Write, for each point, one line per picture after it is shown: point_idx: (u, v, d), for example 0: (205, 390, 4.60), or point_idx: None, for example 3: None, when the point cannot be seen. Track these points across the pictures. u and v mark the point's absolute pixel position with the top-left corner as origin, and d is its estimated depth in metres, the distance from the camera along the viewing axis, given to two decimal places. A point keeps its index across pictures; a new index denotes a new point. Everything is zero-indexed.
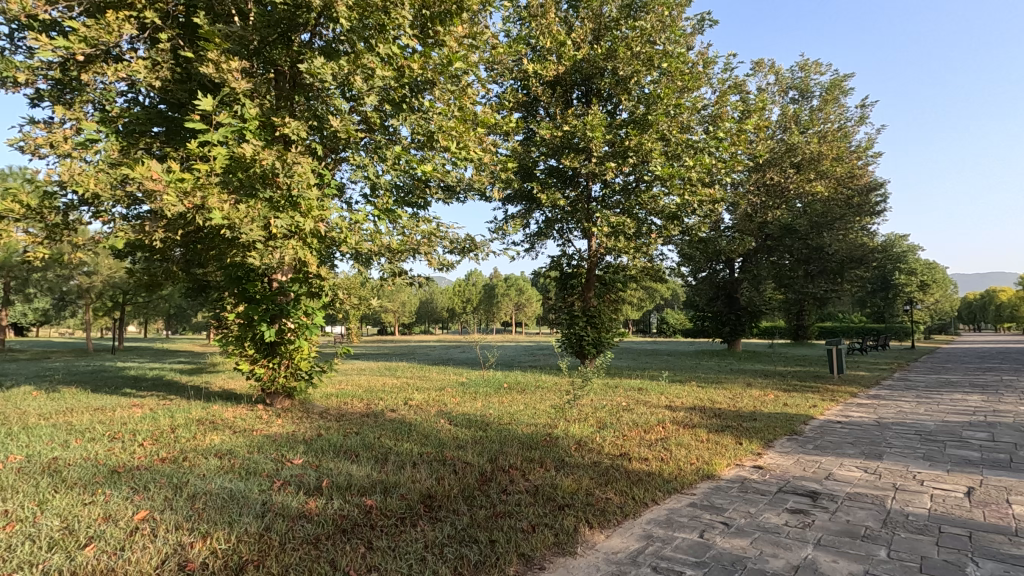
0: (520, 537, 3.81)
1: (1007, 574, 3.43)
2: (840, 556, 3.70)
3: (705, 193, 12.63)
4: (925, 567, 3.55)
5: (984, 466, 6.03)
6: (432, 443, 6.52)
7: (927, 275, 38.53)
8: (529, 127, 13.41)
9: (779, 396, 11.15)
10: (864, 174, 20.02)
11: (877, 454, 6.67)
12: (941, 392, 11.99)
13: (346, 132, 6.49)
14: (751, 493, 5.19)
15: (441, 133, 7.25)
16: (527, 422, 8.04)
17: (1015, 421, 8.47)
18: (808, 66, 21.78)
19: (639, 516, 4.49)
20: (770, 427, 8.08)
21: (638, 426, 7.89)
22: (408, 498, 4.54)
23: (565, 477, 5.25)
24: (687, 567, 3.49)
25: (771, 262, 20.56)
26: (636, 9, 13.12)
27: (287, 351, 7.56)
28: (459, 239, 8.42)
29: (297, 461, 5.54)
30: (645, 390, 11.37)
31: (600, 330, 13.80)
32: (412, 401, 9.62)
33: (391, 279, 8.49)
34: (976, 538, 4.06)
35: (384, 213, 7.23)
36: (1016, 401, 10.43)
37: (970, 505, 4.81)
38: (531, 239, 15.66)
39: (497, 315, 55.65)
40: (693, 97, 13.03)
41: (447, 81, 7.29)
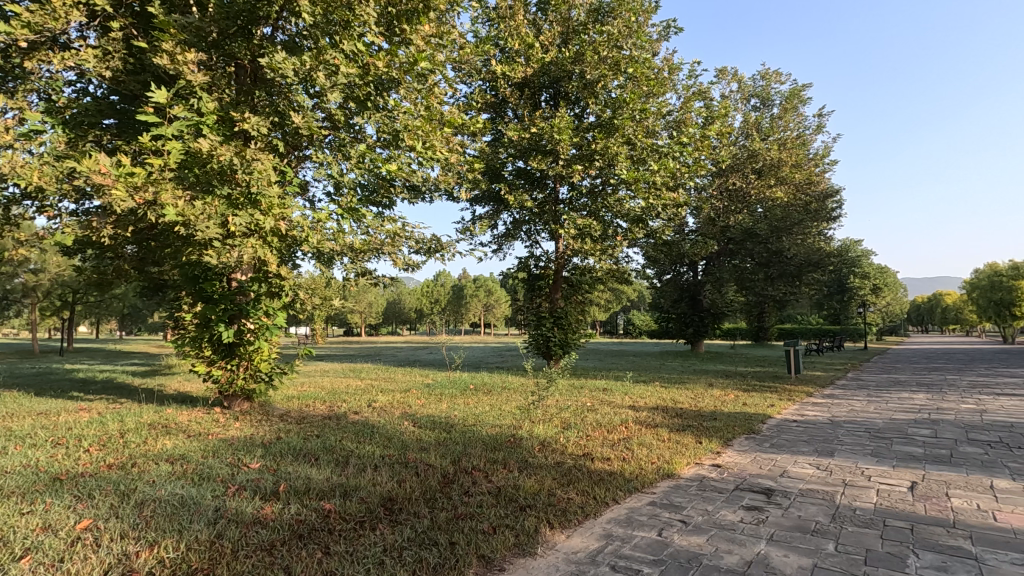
0: (481, 539, 3.80)
1: (944, 565, 3.58)
2: (791, 551, 3.80)
3: (669, 196, 12.87)
4: (870, 559, 3.68)
5: (927, 462, 6.31)
6: (395, 446, 6.43)
7: (879, 278, 40.26)
8: (497, 128, 13.41)
9: (739, 396, 11.41)
10: (821, 181, 20.74)
11: (829, 451, 6.92)
12: (891, 391, 12.48)
13: (308, 129, 6.34)
14: (709, 491, 5.30)
15: (407, 132, 7.15)
16: (493, 423, 8.03)
17: (957, 418, 8.90)
18: (769, 75, 22.45)
19: (600, 515, 4.52)
20: (729, 426, 8.28)
21: (601, 426, 7.97)
22: (369, 501, 4.47)
23: (527, 477, 5.27)
24: (645, 565, 3.53)
25: (733, 265, 21.06)
26: (604, 14, 13.23)
27: (246, 352, 7.34)
28: (425, 239, 8.36)
29: (254, 466, 5.38)
30: (610, 391, 11.51)
31: (567, 331, 13.88)
32: (376, 403, 9.49)
33: (356, 279, 8.36)
34: (918, 530, 4.24)
35: (348, 212, 7.09)
36: (958, 400, 10.96)
37: (912, 499, 5.03)
38: (499, 241, 15.68)
39: (466, 316, 55.51)
40: (659, 103, 13.26)
41: (413, 81, 7.23)
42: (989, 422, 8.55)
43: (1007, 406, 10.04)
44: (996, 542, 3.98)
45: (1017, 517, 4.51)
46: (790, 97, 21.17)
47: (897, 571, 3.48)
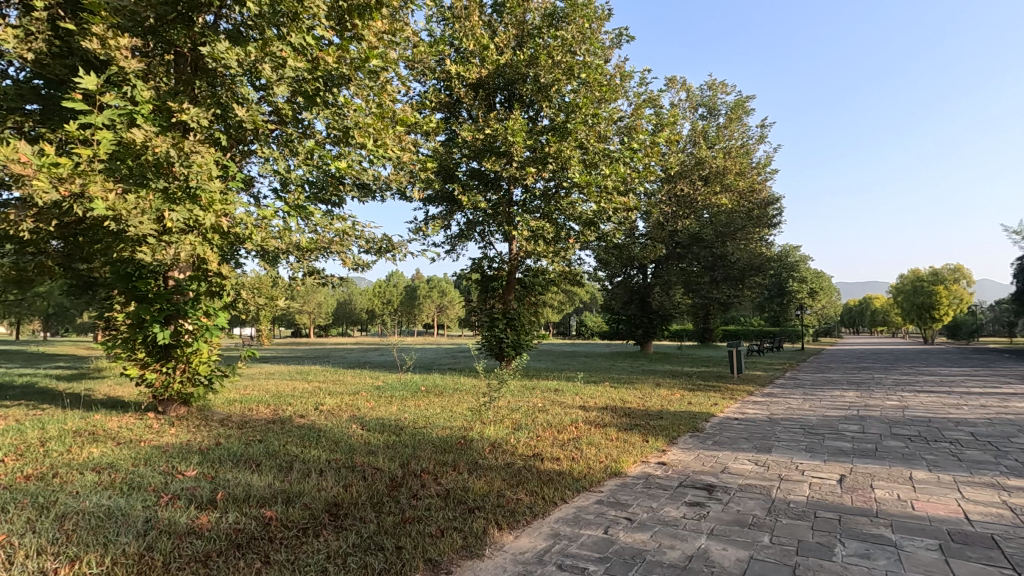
0: (428, 542, 3.76)
1: (868, 552, 3.81)
2: (729, 544, 3.95)
3: (620, 201, 13.16)
4: (801, 549, 3.87)
5: (855, 456, 6.70)
6: (341, 450, 6.27)
7: (815, 282, 42.45)
8: (452, 128, 13.32)
9: (685, 395, 11.74)
10: (763, 189, 21.69)
11: (767, 447, 7.23)
12: (824, 390, 13.18)
13: (253, 122, 6.10)
14: (654, 488, 5.44)
15: (358, 129, 7.00)
16: (443, 425, 7.95)
17: (882, 415, 9.49)
18: (716, 86, 23.31)
19: (548, 515, 4.55)
20: (675, 425, 8.52)
21: (552, 426, 8.05)
22: (312, 507, 4.34)
23: (477, 479, 5.25)
24: (591, 563, 3.58)
25: (680, 269, 21.69)
26: (558, 19, 13.39)
27: (184, 354, 6.97)
28: (375, 239, 8.21)
29: (189, 474, 5.13)
30: (561, 391, 11.64)
31: (519, 332, 13.95)
32: (323, 406, 9.24)
33: (304, 278, 8.12)
34: (845, 520, 4.49)
35: (295, 209, 6.88)
36: (883, 397, 11.68)
37: (841, 491, 5.32)
38: (452, 242, 15.58)
39: (419, 317, 54.86)
40: (611, 109, 13.53)
41: (365, 77, 7.08)
42: (910, 417, 9.16)
43: (925, 403, 10.78)
44: (914, 530, 4.26)
45: (932, 505, 4.84)
46: (735, 107, 22.05)
47: (825, 560, 3.67)
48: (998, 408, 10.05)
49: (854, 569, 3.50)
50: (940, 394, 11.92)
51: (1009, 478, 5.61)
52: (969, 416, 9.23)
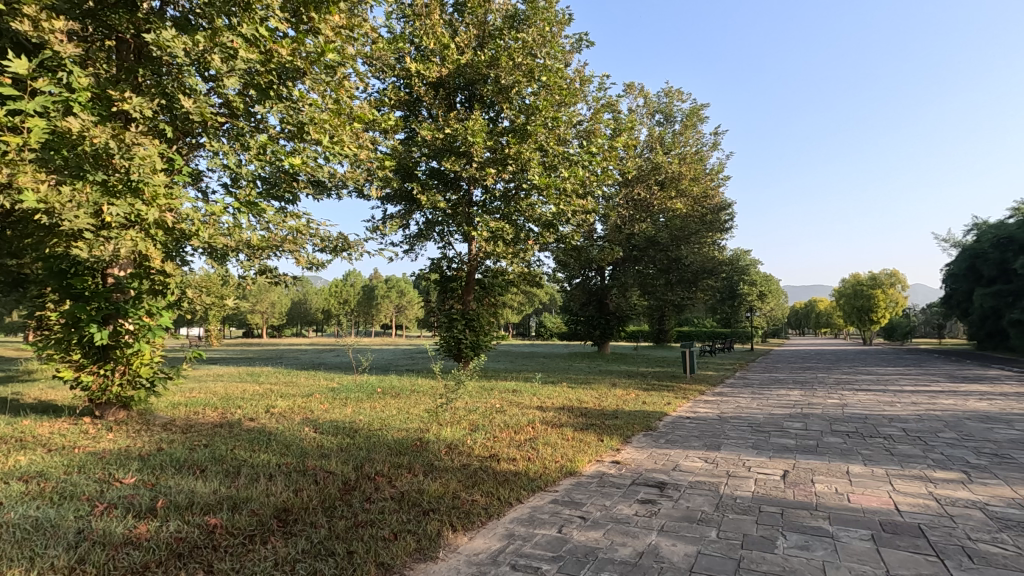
0: (380, 546, 3.70)
1: (807, 544, 3.98)
2: (679, 540, 4.06)
3: (579, 203, 13.34)
4: (746, 543, 4.01)
5: (798, 452, 7.00)
6: (293, 453, 6.10)
7: (764, 285, 44.15)
8: (411, 127, 13.18)
9: (639, 395, 11.97)
10: (716, 195, 22.41)
11: (716, 445, 7.47)
12: (771, 389, 13.73)
13: (201, 115, 5.85)
14: (608, 486, 5.53)
15: (313, 125, 6.81)
16: (399, 427, 7.85)
17: (823, 412, 9.95)
18: (672, 93, 23.92)
19: (503, 516, 4.56)
20: (629, 424, 8.68)
21: (509, 427, 8.08)
22: (260, 513, 4.20)
23: (432, 481, 5.20)
24: (544, 563, 3.60)
25: (637, 271, 21.97)
26: (519, 21, 13.46)
27: (124, 355, 6.60)
28: (331, 237, 8.03)
29: (128, 481, 4.88)
30: (519, 392, 11.67)
31: (478, 333, 13.96)
32: (274, 409, 8.96)
33: (256, 277, 7.86)
34: (787, 514, 4.68)
35: (246, 206, 6.67)
36: (825, 395, 12.26)
37: (784, 486, 5.56)
38: (410, 242, 15.40)
39: (377, 317, 53.98)
40: (570, 113, 13.69)
41: (321, 72, 6.93)
42: (848, 414, 9.64)
43: (863, 401, 11.38)
44: (850, 521, 4.49)
45: (867, 498, 5.12)
46: (690, 115, 22.68)
47: (768, 552, 3.82)
48: (927, 405, 10.70)
49: (794, 560, 3.66)
50: (876, 392, 12.61)
51: (936, 471, 5.99)
52: (901, 413, 9.79)
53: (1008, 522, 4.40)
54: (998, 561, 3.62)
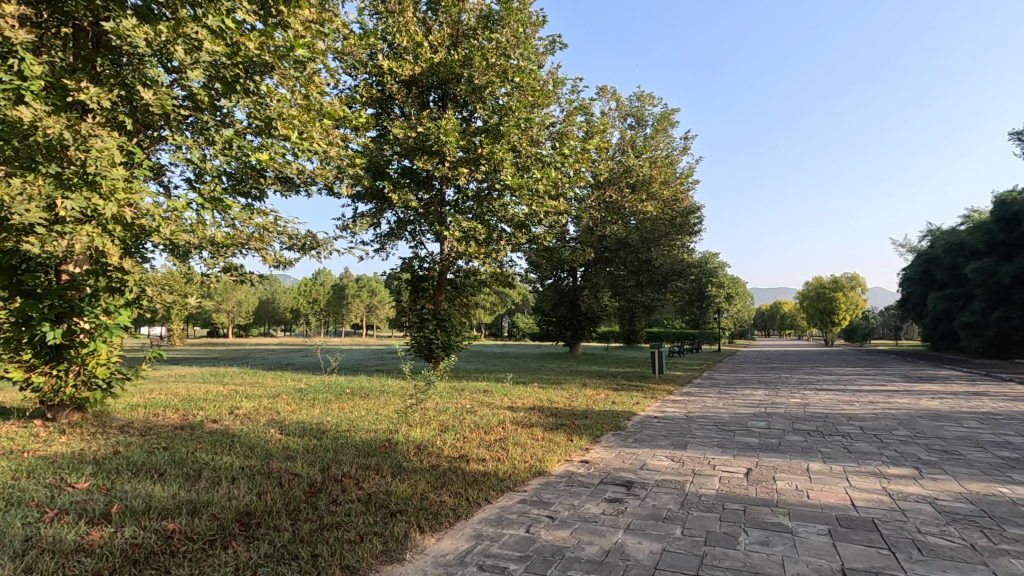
0: (346, 549, 3.65)
1: (768, 539, 4.09)
2: (644, 538, 4.11)
3: (551, 204, 13.38)
4: (709, 539, 4.09)
5: (761, 450, 7.17)
6: (257, 456, 5.96)
7: (732, 288, 45.18)
8: (383, 125, 13.03)
9: (609, 395, 12.09)
10: (685, 199, 22.80)
11: (683, 444, 7.61)
12: (737, 389, 14.04)
13: (162, 107, 5.66)
14: (576, 486, 5.58)
15: (281, 120, 6.67)
16: (368, 428, 7.74)
17: (786, 412, 10.23)
18: (644, 97, 24.23)
19: (471, 516, 4.55)
20: (598, 424, 8.76)
21: (479, 427, 8.06)
22: (221, 517, 4.09)
23: (401, 483, 5.16)
24: (511, 563, 3.61)
25: (608, 272, 22.23)
26: (493, 22, 13.47)
27: (78, 355, 6.34)
28: (299, 235, 7.88)
29: (81, 486, 4.70)
30: (491, 392, 11.65)
31: (449, 333, 13.89)
32: (238, 411, 8.71)
33: (222, 275, 7.67)
34: (749, 510, 4.80)
35: (210, 202, 6.41)
36: (788, 395, 12.61)
37: (747, 483, 5.69)
38: (381, 241, 15.21)
39: (347, 317, 53.20)
40: (543, 114, 13.75)
41: (290, 67, 6.80)
42: (809, 413, 9.93)
43: (823, 400, 11.73)
44: (808, 517, 4.63)
45: (825, 494, 5.28)
46: (661, 119, 23.04)
47: (730, 548, 3.90)
48: (883, 404, 11.11)
49: (754, 555, 3.75)
50: (836, 392, 13.00)
51: (890, 467, 6.23)
52: (859, 412, 10.13)
53: (955, 515, 4.60)
54: (945, 552, 3.79)
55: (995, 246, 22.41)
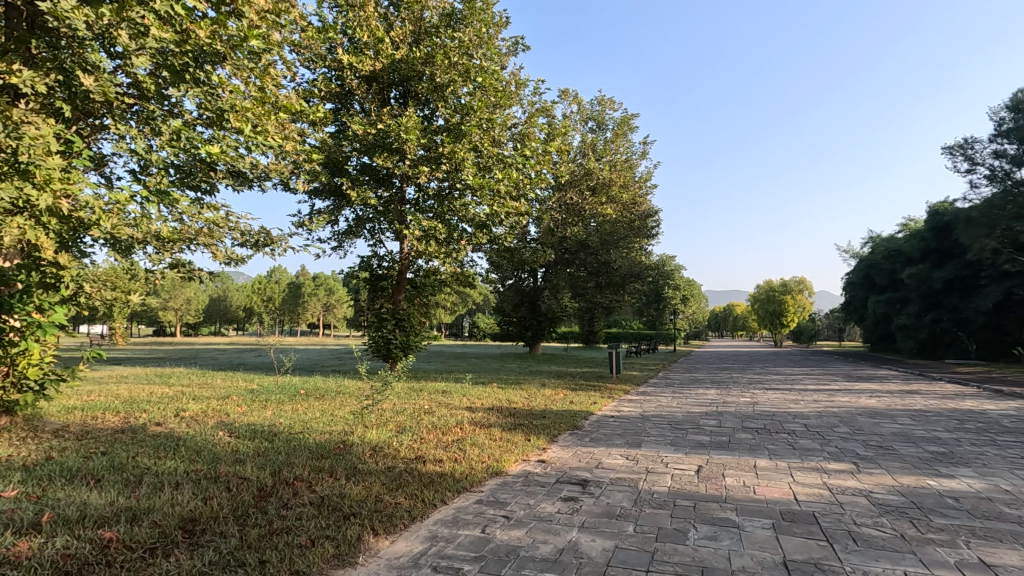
0: (296, 554, 3.56)
1: (715, 535, 4.22)
2: (597, 535, 4.18)
3: (512, 205, 13.35)
4: (660, 536, 4.19)
5: (712, 448, 7.40)
6: (204, 459, 5.74)
7: (687, 290, 46.42)
8: (342, 121, 12.78)
9: (567, 395, 12.21)
10: (644, 202, 23.25)
11: (638, 443, 7.77)
12: (691, 388, 14.42)
13: (104, 94, 5.37)
14: (533, 485, 5.62)
15: (234, 112, 6.43)
16: (322, 429, 7.59)
17: (736, 410, 10.59)
18: (605, 101, 24.60)
19: (426, 518, 4.51)
20: (556, 424, 8.83)
21: (437, 428, 8.01)
22: (163, 524, 3.92)
23: (355, 485, 5.07)
24: (465, 563, 3.60)
25: (568, 273, 22.48)
26: (455, 20, 13.40)
27: (8, 355, 5.83)
28: (252, 231, 7.64)
29: (7, 494, 4.42)
30: (450, 393, 11.58)
31: (408, 333, 13.73)
32: (184, 413, 8.37)
33: (169, 271, 7.36)
34: (699, 506, 4.95)
35: (156, 194, 6.12)
36: (738, 394, 13.05)
37: (698, 480, 5.87)
38: (339, 239, 14.91)
39: (303, 316, 51.88)
40: (505, 115, 13.76)
41: (243, 58, 6.58)
42: (758, 412, 10.31)
43: (771, 399, 12.20)
44: (754, 512, 4.80)
45: (770, 489, 5.50)
46: (621, 123, 23.44)
47: (679, 544, 4.01)
48: (826, 402, 11.63)
49: (703, 550, 3.87)
50: (783, 391, 13.50)
51: (830, 462, 6.54)
52: (803, 410, 10.56)
53: (888, 507, 4.87)
54: (878, 542, 4.01)
55: (928, 253, 23.77)
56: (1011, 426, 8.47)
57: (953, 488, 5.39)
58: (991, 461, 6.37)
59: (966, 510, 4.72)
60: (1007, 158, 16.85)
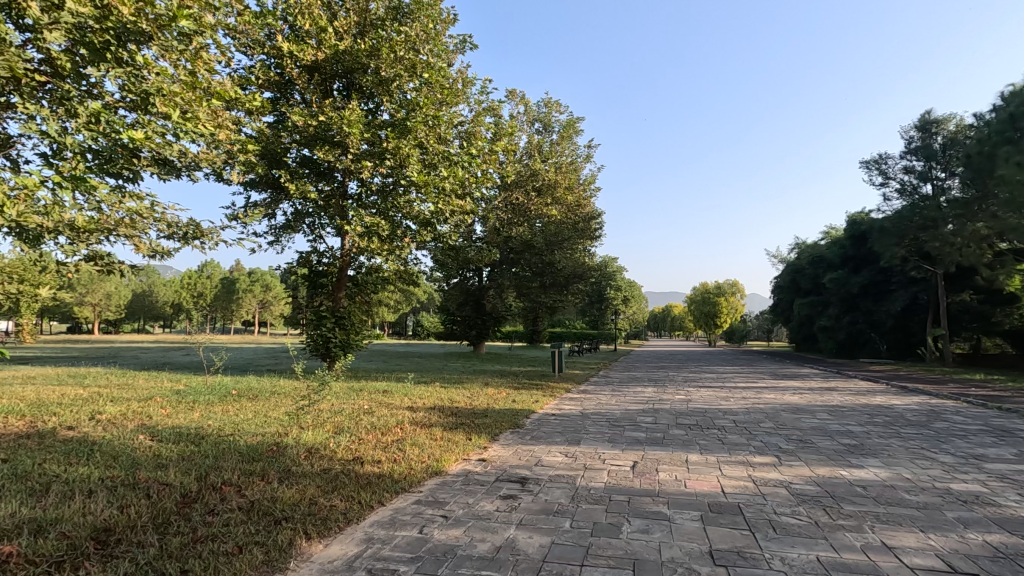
0: (222, 562, 3.41)
1: (647, 527, 4.37)
2: (535, 532, 4.24)
3: (457, 203, 13.08)
4: (595, 530, 4.30)
5: (648, 444, 7.65)
6: (121, 465, 5.38)
7: (628, 291, 47.77)
8: (281, 111, 12.31)
9: (510, 394, 12.30)
10: (588, 205, 23.73)
11: (577, 440, 7.93)
12: (630, 387, 14.84)
13: (10, 71, 4.92)
14: (472, 484, 5.63)
15: (161, 96, 6.04)
16: (254, 431, 7.28)
17: (671, 407, 11.00)
18: (552, 103, 24.71)
19: (363, 520, 4.42)
20: (497, 422, 8.87)
21: (376, 428, 7.86)
22: (72, 535, 3.65)
23: (287, 488, 4.90)
24: (402, 564, 3.57)
25: (514, 273, 22.61)
26: (402, 14, 13.17)
27: None
28: (180, 223, 7.22)
29: None
30: (391, 393, 11.39)
31: (349, 332, 13.35)
32: (100, 416, 7.80)
33: (85, 263, 6.85)
34: (633, 501, 5.12)
35: (70, 180, 5.67)
36: (674, 392, 13.56)
37: (633, 475, 6.06)
38: (276, 233, 14.34)
39: (237, 313, 49.56)
40: (451, 112, 13.64)
41: (173, 39, 6.14)
42: (691, 409, 10.75)
43: (704, 396, 12.75)
44: (684, 504, 5.02)
45: (700, 482, 5.76)
46: (567, 126, 23.82)
47: (614, 538, 4.13)
48: (754, 399, 12.28)
49: (635, 543, 4.00)
50: (715, 389, 14.14)
51: (755, 456, 6.92)
52: (733, 406, 11.10)
53: (804, 497, 5.21)
54: (794, 530, 4.29)
55: (848, 260, 25.50)
56: (914, 420, 9.23)
57: (862, 477, 5.84)
58: (895, 452, 6.93)
59: (872, 497, 5.13)
60: (915, 173, 18.30)
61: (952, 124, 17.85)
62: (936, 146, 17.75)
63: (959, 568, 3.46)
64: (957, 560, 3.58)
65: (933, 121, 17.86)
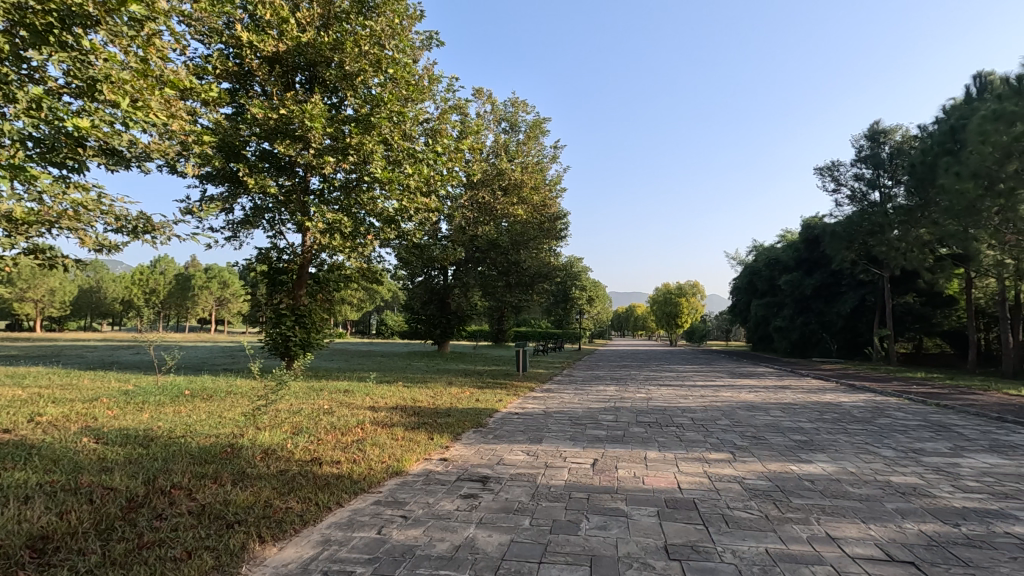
0: (170, 567, 3.30)
1: (606, 524, 4.43)
2: (494, 531, 4.25)
3: (421, 201, 13.01)
4: (554, 528, 4.35)
5: (609, 442, 7.77)
6: (62, 470, 5.13)
7: (592, 291, 48.30)
8: (239, 103, 11.94)
9: (474, 393, 12.28)
10: (554, 205, 23.87)
11: (540, 438, 7.98)
12: (592, 385, 15.03)
13: None
14: (432, 483, 5.60)
15: (108, 83, 5.76)
16: (206, 433, 7.03)
17: (633, 405, 11.20)
18: (518, 104, 24.73)
19: (320, 521, 4.35)
20: (460, 422, 8.84)
21: (335, 428, 7.71)
22: (6, 544, 3.46)
23: (241, 491, 4.77)
24: (359, 565, 3.52)
25: (478, 272, 22.54)
26: (367, 7, 12.79)
27: None
28: (129, 216, 6.91)
29: None
30: (352, 392, 11.23)
31: (309, 331, 13.01)
32: (40, 418, 7.39)
33: (24, 258, 6.48)
34: (592, 497, 5.20)
35: (9, 169, 5.35)
36: (635, 390, 13.80)
37: (593, 473, 6.14)
38: (234, 228, 13.90)
39: (192, 310, 47.78)
40: (417, 109, 13.51)
41: (123, 24, 5.80)
42: (651, 407, 10.96)
43: (664, 394, 13.02)
44: (641, 501, 5.11)
45: (657, 479, 5.88)
46: (533, 126, 23.87)
47: (572, 535, 4.17)
48: (712, 397, 12.60)
49: (593, 539, 4.07)
50: (674, 387, 14.47)
51: (711, 452, 7.11)
52: (691, 404, 11.38)
53: (756, 491, 5.39)
54: (745, 523, 4.43)
55: (802, 262, 26.47)
56: (859, 416, 9.69)
57: (810, 471, 6.08)
58: (841, 447, 7.25)
59: (819, 490, 5.34)
60: (864, 180, 19.15)
61: (898, 135, 18.77)
62: (884, 155, 18.62)
63: (897, 556, 3.64)
64: (895, 549, 3.77)
65: (881, 131, 18.77)
